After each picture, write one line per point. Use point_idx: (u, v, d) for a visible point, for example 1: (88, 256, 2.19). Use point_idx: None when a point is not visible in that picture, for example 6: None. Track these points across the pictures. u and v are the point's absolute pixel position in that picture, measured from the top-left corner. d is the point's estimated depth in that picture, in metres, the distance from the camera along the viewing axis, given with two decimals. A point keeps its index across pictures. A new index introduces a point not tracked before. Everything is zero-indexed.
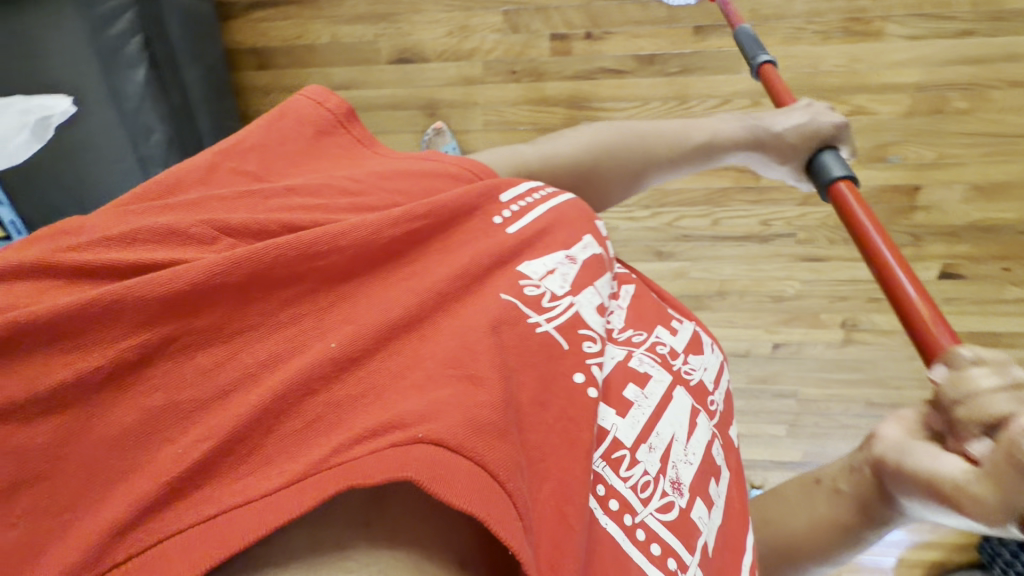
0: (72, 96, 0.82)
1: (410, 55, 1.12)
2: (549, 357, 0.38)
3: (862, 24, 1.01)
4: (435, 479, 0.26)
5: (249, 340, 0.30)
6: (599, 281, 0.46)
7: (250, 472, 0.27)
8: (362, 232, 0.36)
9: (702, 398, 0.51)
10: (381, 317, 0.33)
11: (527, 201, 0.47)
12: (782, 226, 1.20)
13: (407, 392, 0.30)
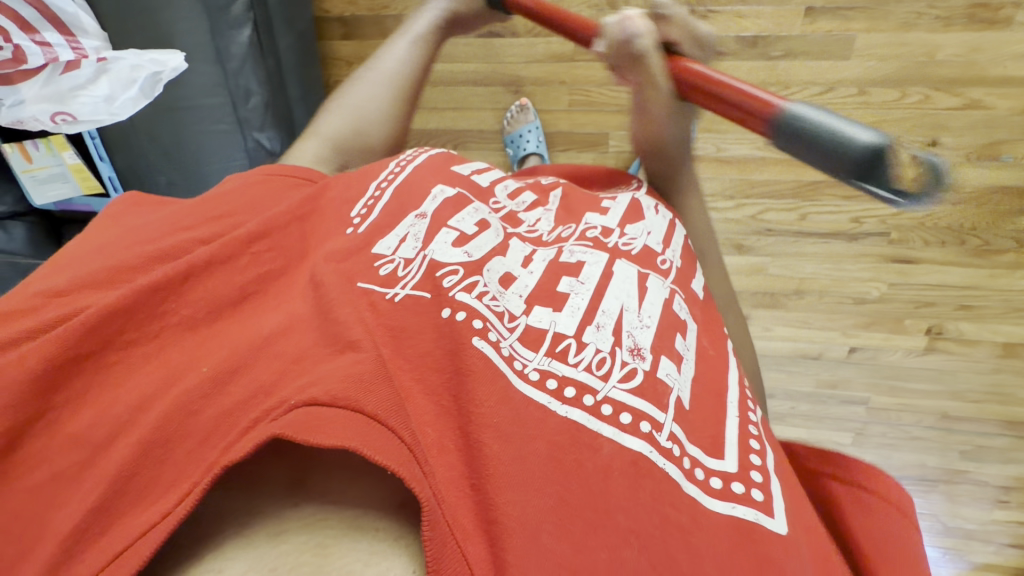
0: (183, 53, 0.80)
1: (499, 30, 1.09)
2: (415, 319, 0.45)
3: (988, 11, 0.95)
4: (304, 429, 0.35)
5: (111, 392, 0.40)
6: (451, 219, 0.55)
7: (154, 488, 0.36)
8: (225, 282, 0.46)
9: (649, 260, 0.61)
10: (245, 332, 0.43)
11: (373, 197, 0.57)
12: (874, 225, 1.15)
13: (292, 374, 0.40)
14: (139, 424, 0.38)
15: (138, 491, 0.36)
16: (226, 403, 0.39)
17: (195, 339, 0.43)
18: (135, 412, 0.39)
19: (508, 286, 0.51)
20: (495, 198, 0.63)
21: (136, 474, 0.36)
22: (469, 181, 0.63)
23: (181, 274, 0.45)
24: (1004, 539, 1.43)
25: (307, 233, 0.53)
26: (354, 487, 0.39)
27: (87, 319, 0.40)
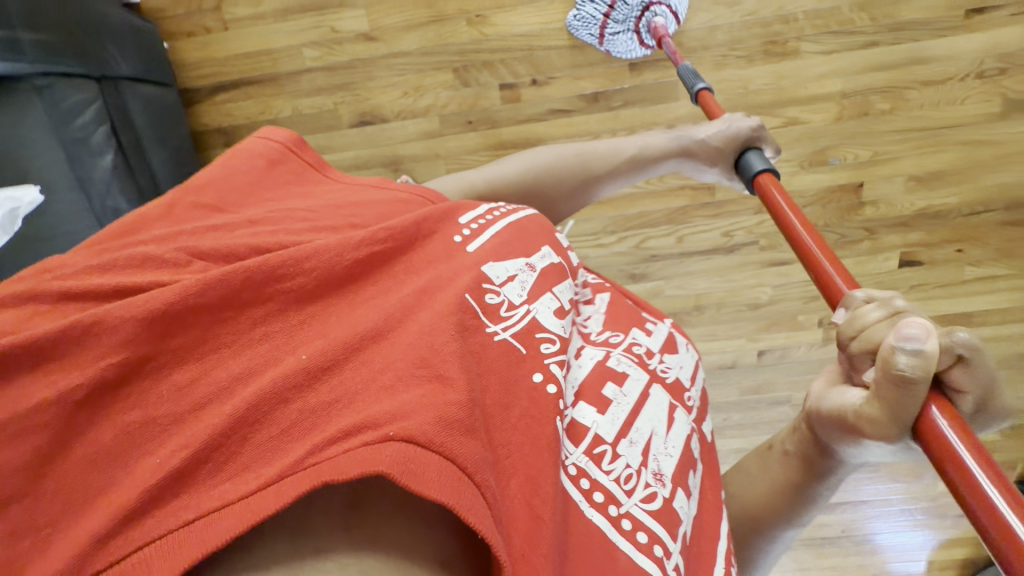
0: (38, 186, 0.80)
1: (371, 117, 1.16)
2: (505, 367, 0.41)
3: (780, 46, 1.09)
4: (404, 469, 0.28)
5: (226, 358, 0.33)
6: (554, 287, 0.53)
7: (232, 472, 0.29)
8: (334, 260, 0.41)
9: (678, 393, 0.59)
10: (345, 328, 0.36)
11: (487, 219, 0.53)
12: (744, 236, 1.25)
13: (385, 388, 0.33)
14: (240, 398, 0.31)
15: (215, 472, 0.29)
16: (306, 407, 0.32)
17: (305, 322, 0.37)
18: (233, 385, 0.32)
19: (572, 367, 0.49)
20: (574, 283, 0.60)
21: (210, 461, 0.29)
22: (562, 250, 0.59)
23: (309, 252, 0.40)
24: (956, 510, 1.51)
25: (422, 243, 0.47)
26: (411, 535, 0.30)
27: (207, 285, 0.34)
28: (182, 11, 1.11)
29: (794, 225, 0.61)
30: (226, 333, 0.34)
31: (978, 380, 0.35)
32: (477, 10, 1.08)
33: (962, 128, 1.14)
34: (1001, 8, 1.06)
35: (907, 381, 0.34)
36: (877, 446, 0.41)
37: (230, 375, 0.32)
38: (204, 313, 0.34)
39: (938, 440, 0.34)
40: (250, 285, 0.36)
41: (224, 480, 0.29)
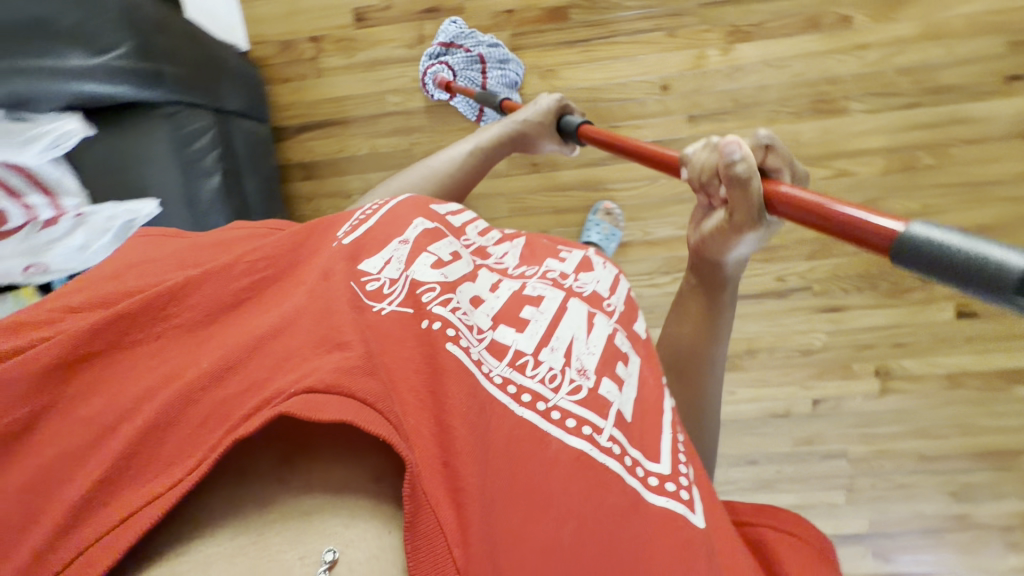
0: (158, 199, 0.89)
1: None
2: (391, 325, 0.47)
3: (828, 104, 1.17)
4: (310, 409, 0.38)
5: (126, 383, 0.41)
6: (432, 244, 0.55)
7: (153, 466, 0.38)
8: (220, 289, 0.48)
9: (597, 303, 0.61)
10: (228, 337, 0.44)
11: (360, 219, 0.57)
12: (796, 281, 1.27)
13: (285, 364, 0.42)
14: (148, 408, 0.39)
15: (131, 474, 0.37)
16: (225, 394, 0.41)
17: (201, 338, 0.45)
18: (146, 401, 0.40)
19: (478, 305, 0.54)
20: (466, 236, 0.64)
21: (142, 455, 0.38)
22: (445, 219, 0.62)
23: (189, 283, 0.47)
24: None
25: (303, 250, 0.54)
26: (339, 464, 0.40)
27: (95, 335, 0.42)
28: (280, 59, 1.22)
29: (637, 144, 0.79)
30: (129, 365, 0.42)
31: (782, 159, 0.58)
32: (547, 66, 1.19)
33: (1005, 185, 1.19)
34: None
35: (745, 180, 0.52)
36: (749, 242, 0.60)
37: (134, 395, 0.41)
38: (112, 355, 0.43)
39: (810, 206, 0.51)
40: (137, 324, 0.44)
41: (146, 472, 0.37)
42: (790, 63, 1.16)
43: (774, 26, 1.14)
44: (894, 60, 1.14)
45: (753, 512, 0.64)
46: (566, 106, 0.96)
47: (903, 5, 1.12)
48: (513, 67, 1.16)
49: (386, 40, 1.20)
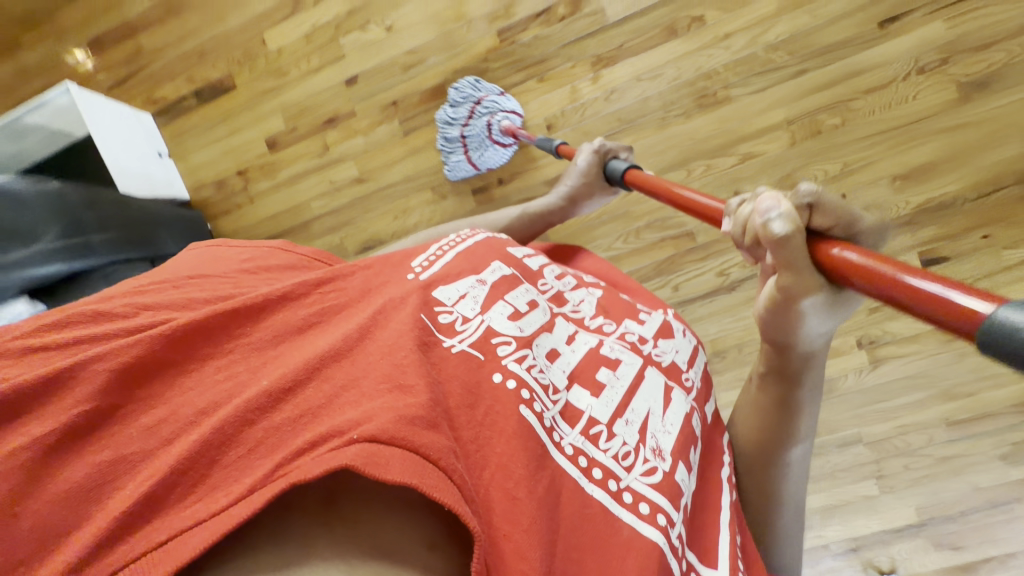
0: None
1: (371, 243, 1.33)
2: (461, 373, 0.48)
3: (711, 97, 1.17)
4: (375, 464, 0.33)
5: (189, 393, 0.39)
6: (507, 294, 0.60)
7: (209, 487, 0.33)
8: (292, 316, 0.47)
9: (676, 375, 0.67)
10: (293, 358, 0.42)
11: (436, 255, 0.61)
12: (740, 272, 1.22)
13: (357, 396, 0.39)
14: (212, 421, 0.36)
15: (199, 482, 0.34)
16: (282, 418, 0.37)
17: (262, 360, 0.42)
18: (199, 417, 0.37)
19: (553, 361, 0.57)
20: (543, 279, 0.70)
21: (194, 468, 0.34)
22: (522, 264, 0.69)
23: (254, 299, 0.46)
24: None
25: (371, 282, 0.55)
26: (388, 521, 0.36)
27: (168, 335, 0.40)
28: (218, 196, 1.38)
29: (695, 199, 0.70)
30: (193, 378, 0.40)
31: (835, 212, 0.46)
32: (440, 138, 1.27)
33: (935, 117, 1.10)
34: (914, 11, 1.09)
35: (782, 241, 0.44)
36: (812, 312, 0.51)
37: (192, 405, 0.38)
38: (171, 365, 0.40)
39: (884, 282, 0.41)
40: (211, 328, 0.43)
41: (217, 485, 0.33)
42: (663, 71, 1.18)
43: (636, 43, 1.18)
44: (762, 37, 1.13)
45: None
46: (608, 150, 1.02)
47: None
48: (467, 88, 1.21)
49: (300, 156, 1.33)
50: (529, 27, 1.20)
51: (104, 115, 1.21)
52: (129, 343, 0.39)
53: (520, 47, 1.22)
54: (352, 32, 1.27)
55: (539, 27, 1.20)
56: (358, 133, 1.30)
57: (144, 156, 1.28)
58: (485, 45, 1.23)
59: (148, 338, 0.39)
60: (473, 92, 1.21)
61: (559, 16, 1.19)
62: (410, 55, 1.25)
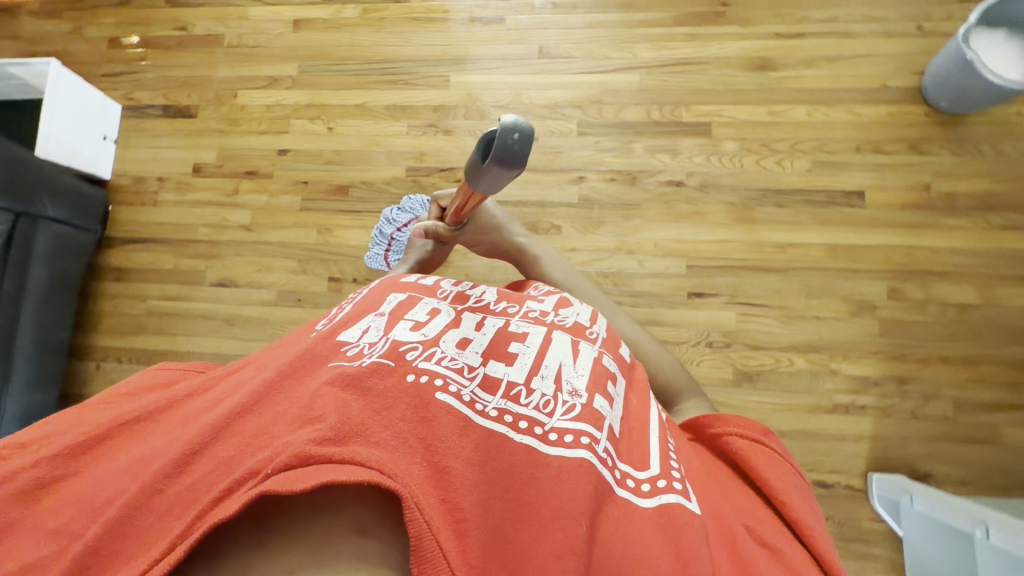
0: None
1: (229, 281, 1.47)
2: (379, 378, 0.55)
3: None
4: (287, 481, 0.44)
5: (92, 484, 0.50)
6: (406, 314, 0.68)
7: (135, 550, 0.44)
8: (202, 399, 0.59)
9: (579, 331, 0.71)
10: (198, 427, 0.52)
11: (337, 315, 0.73)
12: None
13: (258, 446, 0.49)
14: (119, 503, 0.47)
15: (130, 540, 0.45)
16: (196, 477, 0.48)
17: (178, 428, 0.55)
18: (112, 499, 0.48)
19: (464, 348, 0.63)
20: (442, 290, 0.77)
21: (102, 544, 0.45)
22: (418, 285, 0.77)
23: (151, 406, 0.59)
24: None
25: (284, 348, 0.66)
26: (315, 515, 0.45)
27: (77, 445, 0.53)
28: (132, 189, 1.55)
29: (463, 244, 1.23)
30: (98, 472, 0.51)
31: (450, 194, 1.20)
32: (326, 225, 1.45)
33: (706, 387, 1.25)
34: (715, 296, 1.29)
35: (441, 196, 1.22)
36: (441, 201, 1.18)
37: (97, 498, 0.48)
38: (72, 471, 0.51)
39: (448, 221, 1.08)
40: (118, 430, 0.56)
41: (153, 541, 0.44)
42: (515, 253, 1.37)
43: None
44: (597, 263, 1.33)
45: (725, 421, 0.70)
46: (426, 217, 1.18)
47: (601, 223, 1.35)
48: (418, 204, 1.38)
49: (212, 188, 1.51)
50: (433, 175, 1.44)
51: (72, 93, 1.42)
52: (31, 465, 0.50)
53: (417, 186, 1.43)
54: (301, 119, 1.51)
55: (438, 179, 1.43)
56: (265, 192, 1.49)
57: (85, 135, 1.47)
58: (393, 173, 1.45)
59: (62, 452, 0.52)
60: (415, 209, 1.38)
61: (457, 177, 1.43)
62: (334, 154, 1.48)
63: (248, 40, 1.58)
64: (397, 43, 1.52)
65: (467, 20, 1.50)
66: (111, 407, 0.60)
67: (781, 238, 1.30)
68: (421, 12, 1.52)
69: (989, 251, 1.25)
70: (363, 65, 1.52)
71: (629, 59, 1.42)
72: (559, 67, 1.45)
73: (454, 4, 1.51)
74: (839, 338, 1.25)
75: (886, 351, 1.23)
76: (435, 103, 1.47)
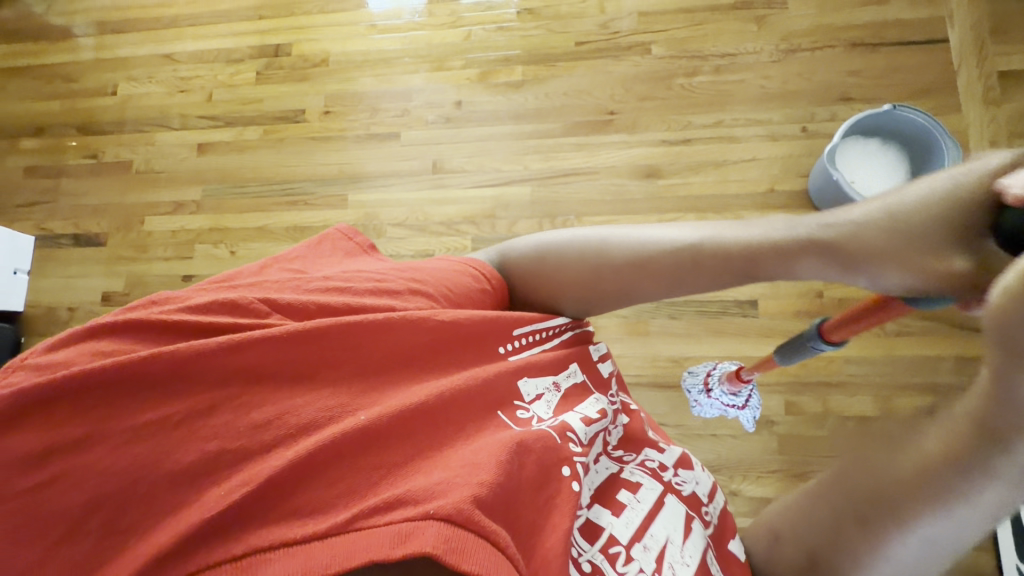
0: None
1: None
2: (545, 449, 0.59)
3: None
4: (454, 552, 0.44)
5: (293, 403, 0.51)
6: (576, 404, 0.68)
7: (285, 508, 0.46)
8: (406, 338, 0.59)
9: (694, 506, 0.72)
10: (399, 404, 0.55)
11: (534, 337, 0.70)
12: None
13: (430, 465, 0.52)
14: (311, 442, 0.49)
15: (296, 492, 0.47)
16: (368, 460, 0.51)
17: (370, 393, 0.55)
18: (297, 432, 0.50)
19: (588, 475, 0.66)
20: (607, 389, 0.76)
21: (283, 482, 0.47)
22: (597, 370, 0.76)
23: (362, 324, 0.57)
24: None
25: (472, 343, 0.64)
26: None
27: (300, 340, 0.54)
28: (43, 318, 1.56)
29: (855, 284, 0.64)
30: (299, 390, 0.52)
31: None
32: None
33: None
34: None
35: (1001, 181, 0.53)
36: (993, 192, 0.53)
37: (295, 418, 0.50)
38: (263, 376, 0.51)
39: None
40: (327, 344, 0.55)
41: (316, 511, 0.46)
42: None
43: None
44: None
45: None
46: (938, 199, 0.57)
47: None
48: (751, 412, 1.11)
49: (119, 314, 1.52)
50: None
51: None
52: (238, 348, 0.51)
53: None
54: (205, 243, 1.52)
55: None
56: None
57: None
58: None
59: (262, 348, 0.52)
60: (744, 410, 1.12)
61: None
62: None
63: (155, 164, 1.61)
64: (297, 162, 1.53)
65: (364, 137, 1.52)
66: (321, 301, 0.60)
67: (676, 351, 1.28)
68: (320, 131, 1.54)
69: (884, 359, 1.21)
70: (265, 185, 1.53)
71: (520, 170, 1.42)
72: (453, 181, 1.45)
73: (351, 122, 1.53)
74: (738, 456, 1.21)
75: (789, 468, 1.19)
76: (332, 222, 1.47)
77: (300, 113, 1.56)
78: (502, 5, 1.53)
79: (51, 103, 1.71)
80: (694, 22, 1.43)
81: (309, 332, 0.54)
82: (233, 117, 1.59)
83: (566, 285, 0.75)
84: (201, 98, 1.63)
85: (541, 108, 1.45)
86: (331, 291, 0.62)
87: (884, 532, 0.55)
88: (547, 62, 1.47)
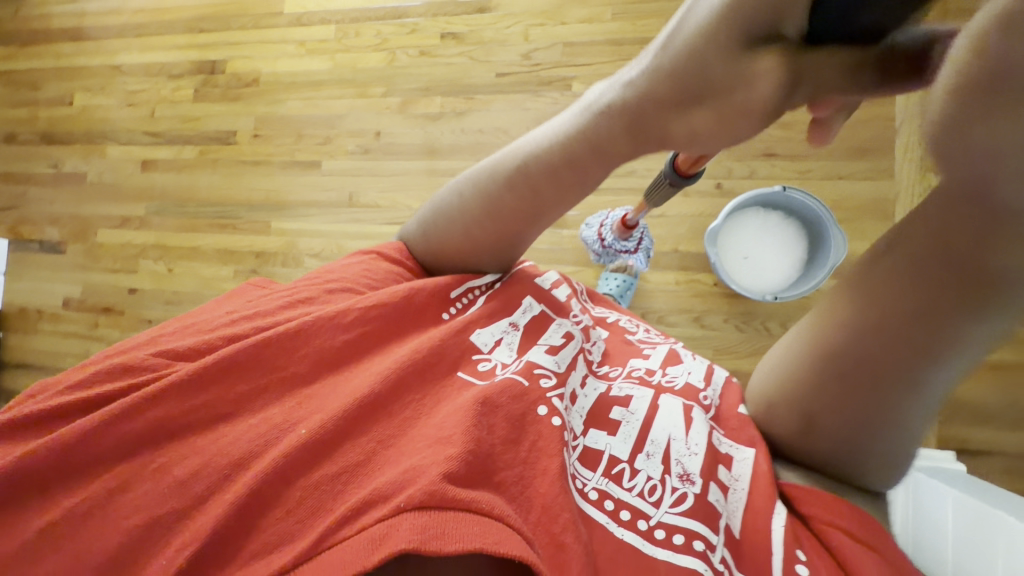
0: None
1: None
2: (512, 398, 0.55)
3: None
4: (432, 538, 0.42)
5: (222, 439, 0.51)
6: (540, 338, 0.65)
7: (269, 528, 0.46)
8: (327, 339, 0.58)
9: (691, 395, 0.64)
10: (335, 405, 0.53)
11: (470, 296, 0.67)
12: None
13: (396, 455, 0.50)
14: (256, 466, 0.48)
15: (270, 516, 0.47)
16: (322, 473, 0.49)
17: (298, 401, 0.54)
18: (237, 466, 0.49)
19: (575, 404, 0.61)
20: (569, 312, 0.72)
21: (243, 518, 0.46)
22: (550, 296, 0.72)
23: (269, 343, 0.57)
24: None
25: (407, 321, 0.63)
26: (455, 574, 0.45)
27: (198, 378, 0.53)
28: (18, 316, 1.74)
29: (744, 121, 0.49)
30: (227, 426, 0.52)
31: None
32: None
33: None
34: None
35: None
36: None
37: (225, 457, 0.50)
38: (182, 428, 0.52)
39: None
40: (237, 367, 0.55)
41: (298, 525, 0.46)
42: None
43: None
44: None
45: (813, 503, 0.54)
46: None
47: None
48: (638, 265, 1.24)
49: (79, 319, 1.68)
50: None
51: None
52: (144, 407, 0.51)
53: None
54: (147, 260, 1.63)
55: None
56: (119, 327, 1.63)
57: None
58: None
59: (169, 401, 0.52)
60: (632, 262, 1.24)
61: None
62: (173, 295, 1.59)
63: (107, 177, 1.70)
64: (229, 184, 1.58)
65: (288, 163, 1.54)
66: (223, 329, 0.60)
67: None
68: (250, 153, 1.57)
69: None
70: (199, 206, 1.60)
71: None
72: (366, 216, 1.46)
73: (278, 146, 1.55)
74: None
75: None
76: (257, 248, 1.53)
77: (232, 135, 1.59)
78: (426, 28, 1.46)
79: (20, 110, 1.81)
80: (621, 55, 1.33)
81: (215, 364, 0.54)
82: (173, 134, 1.64)
83: (475, 254, 0.67)
84: (146, 113, 1.68)
85: (456, 143, 1.41)
86: (237, 319, 0.61)
87: (892, 395, 0.48)
88: (465, 95, 1.42)
